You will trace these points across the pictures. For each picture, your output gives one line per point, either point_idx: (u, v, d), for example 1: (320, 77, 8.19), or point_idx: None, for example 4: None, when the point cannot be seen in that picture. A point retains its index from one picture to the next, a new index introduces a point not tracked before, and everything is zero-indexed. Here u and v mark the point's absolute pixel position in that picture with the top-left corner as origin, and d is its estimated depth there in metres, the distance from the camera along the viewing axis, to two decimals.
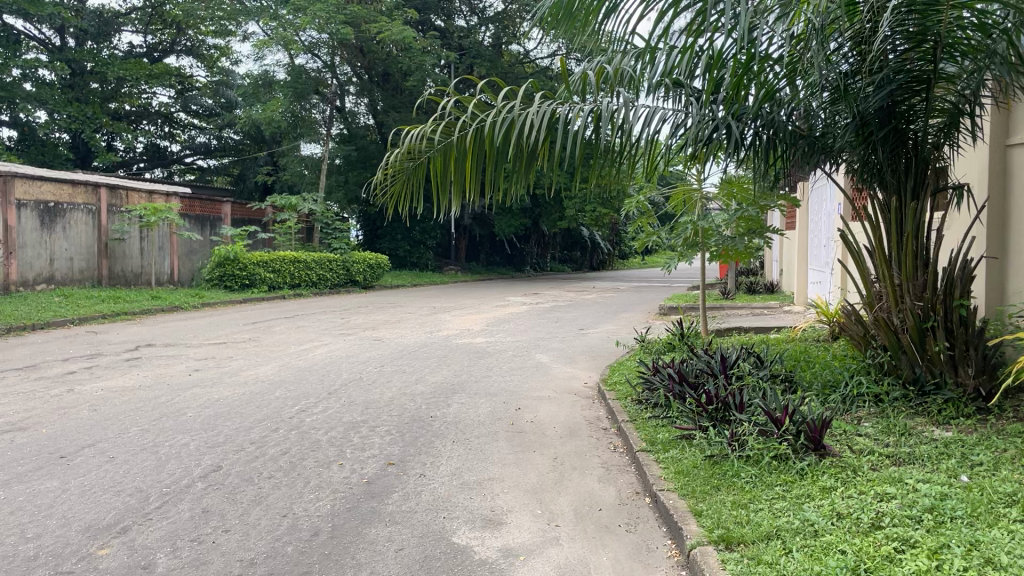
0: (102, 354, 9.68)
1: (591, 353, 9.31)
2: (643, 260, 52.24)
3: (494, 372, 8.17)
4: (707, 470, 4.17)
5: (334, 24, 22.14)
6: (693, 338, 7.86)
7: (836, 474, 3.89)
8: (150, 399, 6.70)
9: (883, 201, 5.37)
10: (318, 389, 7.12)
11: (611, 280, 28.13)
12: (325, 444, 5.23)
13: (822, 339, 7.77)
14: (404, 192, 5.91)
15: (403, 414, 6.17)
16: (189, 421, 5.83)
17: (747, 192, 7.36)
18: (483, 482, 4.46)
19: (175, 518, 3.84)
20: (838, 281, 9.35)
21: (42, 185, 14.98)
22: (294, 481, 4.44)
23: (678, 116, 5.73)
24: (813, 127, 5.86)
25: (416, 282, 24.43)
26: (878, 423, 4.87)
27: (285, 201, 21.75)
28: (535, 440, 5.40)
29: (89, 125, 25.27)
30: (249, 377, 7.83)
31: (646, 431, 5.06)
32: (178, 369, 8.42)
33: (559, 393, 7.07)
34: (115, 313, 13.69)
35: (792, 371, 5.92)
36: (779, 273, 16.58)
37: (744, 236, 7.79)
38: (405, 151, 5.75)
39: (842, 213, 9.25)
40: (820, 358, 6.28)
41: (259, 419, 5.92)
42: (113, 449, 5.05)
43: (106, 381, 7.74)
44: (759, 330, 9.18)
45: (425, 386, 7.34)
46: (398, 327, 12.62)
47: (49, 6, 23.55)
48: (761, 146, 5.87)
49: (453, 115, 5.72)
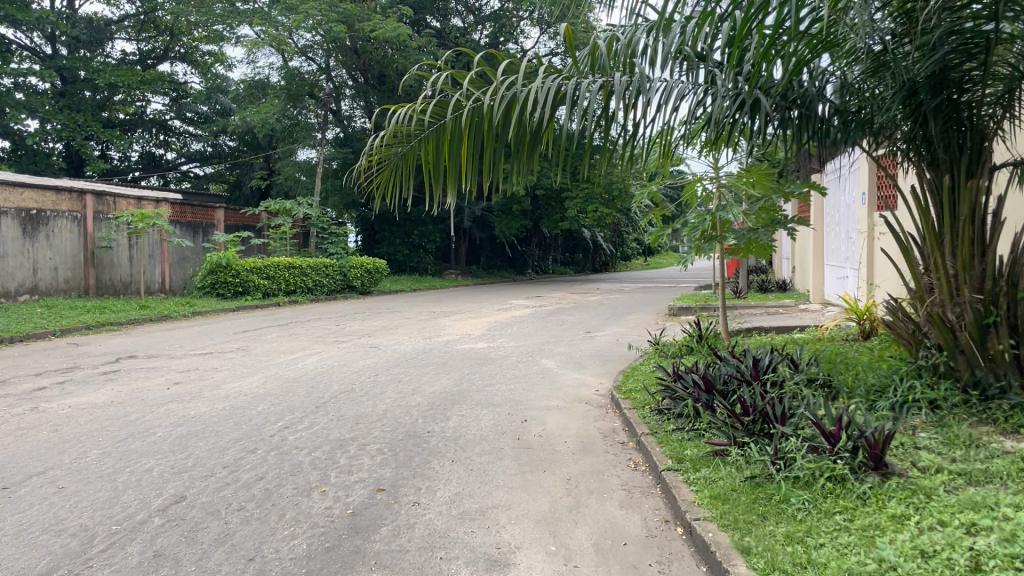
0: (79, 367, 9.09)
1: (600, 358, 8.68)
2: (646, 262, 51.62)
3: (498, 380, 7.55)
4: (749, 495, 3.56)
5: (325, 19, 21.53)
6: (713, 339, 7.27)
7: (906, 499, 3.28)
8: (119, 417, 6.10)
9: (932, 179, 4.80)
10: (305, 403, 6.51)
11: (615, 281, 27.49)
12: (306, 467, 4.61)
13: (851, 337, 7.24)
14: (390, 180, 5.38)
15: (397, 429, 5.56)
16: (157, 442, 5.22)
17: (768, 181, 6.65)
18: (487, 511, 3.85)
19: (120, 565, 3.22)
20: (864, 275, 8.80)
21: (22, 192, 14.41)
22: (267, 514, 3.82)
23: (698, 93, 5.14)
24: (848, 106, 5.21)
25: (417, 287, 23.85)
26: (937, 434, 4.23)
27: (278, 206, 20.97)
28: (545, 458, 4.77)
29: (81, 132, 24.63)
30: (233, 390, 7.24)
31: (672, 447, 4.44)
32: (156, 383, 7.80)
33: (568, 402, 6.44)
34: (100, 324, 13.09)
35: (830, 374, 5.26)
36: (791, 271, 15.98)
37: (766, 229, 6.89)
38: (391, 134, 5.19)
39: (866, 203, 8.65)
40: (860, 360, 5.62)
41: (236, 438, 5.31)
42: (66, 478, 4.44)
43: (77, 397, 7.15)
44: (780, 329, 8.57)
45: (422, 397, 6.72)
46: (395, 333, 12.01)
47: (38, 11, 22.99)
48: (792, 129, 5.28)
49: (446, 93, 5.12)
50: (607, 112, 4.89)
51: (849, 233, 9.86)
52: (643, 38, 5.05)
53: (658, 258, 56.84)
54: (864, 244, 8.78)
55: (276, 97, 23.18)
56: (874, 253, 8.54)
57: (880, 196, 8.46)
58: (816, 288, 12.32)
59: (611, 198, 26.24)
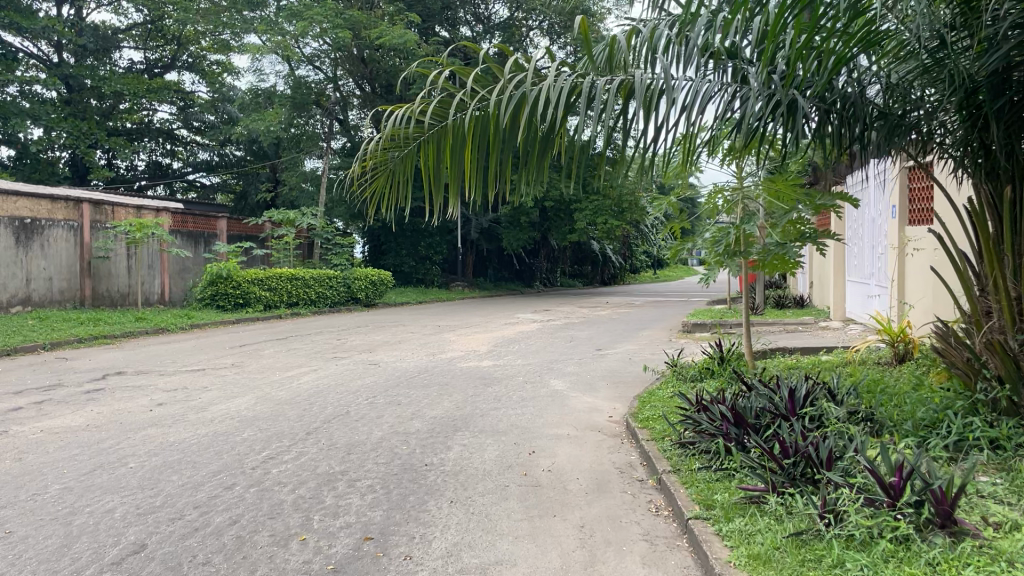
0: (61, 385, 8.59)
1: (613, 379, 8.16)
2: (656, 275, 51.21)
3: (504, 403, 7.03)
4: (796, 554, 3.04)
5: (332, 26, 21.16)
6: (736, 362, 6.78)
7: (985, 568, 2.73)
8: (90, 444, 5.60)
9: (989, 191, 4.31)
10: (295, 429, 6.01)
11: (627, 294, 26.91)
12: (288, 509, 4.11)
13: (885, 361, 6.75)
14: (386, 188, 4.91)
15: (393, 461, 5.05)
16: (127, 475, 4.73)
17: (795, 191, 6.03)
18: (488, 568, 3.34)
19: None
20: (893, 293, 8.27)
21: (16, 201, 14.05)
22: (235, 570, 3.31)
23: (727, 94, 4.62)
24: (894, 106, 4.69)
25: (421, 299, 23.41)
26: (1007, 479, 3.67)
27: (282, 216, 20.61)
28: (555, 500, 4.25)
29: (85, 140, 24.22)
30: (220, 413, 6.73)
31: (700, 491, 3.93)
32: (140, 403, 7.32)
33: (580, 430, 5.92)
34: (92, 337, 12.62)
35: (872, 405, 4.73)
36: (808, 287, 15.49)
37: (795, 243, 6.37)
38: (388, 137, 4.72)
39: (897, 215, 8.16)
40: (903, 390, 5.07)
41: (214, 471, 4.82)
42: (17, 519, 3.96)
43: (53, 419, 6.65)
44: (805, 350, 8.07)
45: (421, 423, 6.21)
46: (397, 349, 11.51)
47: (43, 19, 22.66)
48: (829, 135, 4.76)
49: (447, 92, 4.64)
50: (626, 115, 4.40)
51: (876, 248, 9.38)
52: (667, 32, 4.55)
53: (666, 271, 56.47)
54: (894, 258, 8.26)
55: (282, 105, 23.10)
56: (906, 268, 8.03)
57: (913, 209, 7.95)
58: (837, 304, 11.81)
59: (621, 210, 25.82)
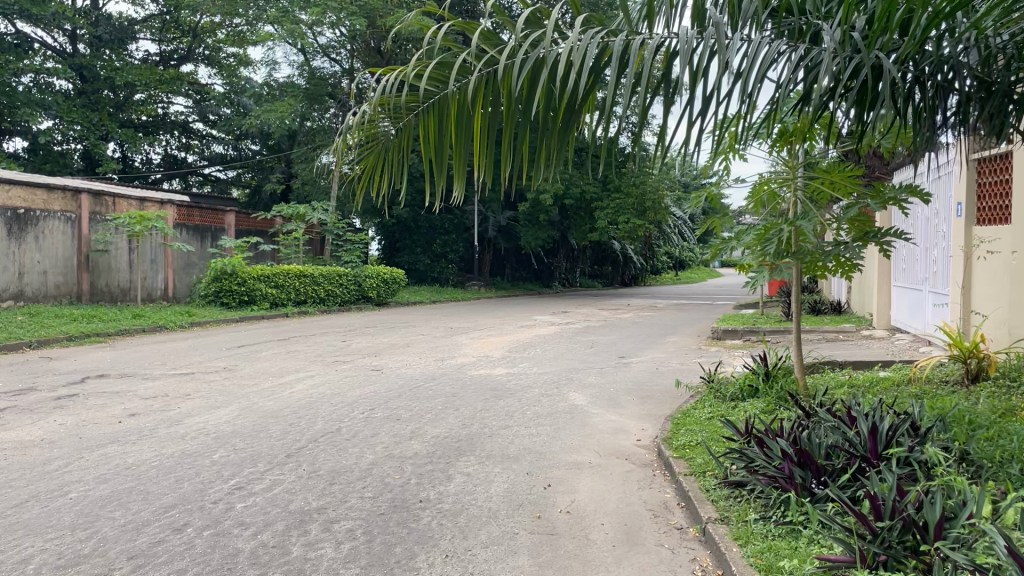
0: (34, 389, 7.84)
1: (640, 394, 7.31)
2: (675, 276, 50.20)
3: (516, 420, 6.20)
4: None
5: (346, 15, 20.49)
6: (782, 377, 5.97)
7: None
8: (34, 465, 4.82)
9: None
10: (275, 450, 5.21)
11: (649, 296, 25.88)
12: (242, 564, 3.30)
13: (952, 380, 5.86)
14: (378, 170, 4.09)
15: (381, 496, 4.23)
16: (61, 511, 3.94)
17: (849, 180, 5.32)
18: None
19: None
20: (959, 305, 7.34)
21: (8, 189, 13.32)
22: None
23: (796, 54, 3.67)
24: (990, 71, 3.89)
25: (437, 300, 22.51)
26: None
27: (292, 210, 19.71)
28: (574, 556, 3.42)
29: (96, 131, 23.52)
30: (194, 428, 5.93)
31: (761, 554, 3.08)
32: (111, 413, 6.55)
33: (603, 457, 5.08)
34: (82, 334, 11.91)
35: (964, 441, 3.84)
36: (845, 292, 14.52)
37: (859, 242, 5.30)
38: (378, 106, 3.86)
39: (963, 215, 7.26)
40: (1004, 424, 4.17)
41: (166, 506, 4.02)
42: None
43: (8, 431, 5.89)
44: (857, 363, 7.23)
45: (420, 444, 5.39)
46: (404, 352, 10.72)
47: (54, 5, 21.98)
48: (918, 112, 3.88)
49: (447, 51, 3.76)
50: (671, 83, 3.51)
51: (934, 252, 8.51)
52: None
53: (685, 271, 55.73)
54: (959, 262, 7.37)
55: (295, 97, 22.65)
56: (973, 273, 7.13)
57: (982, 208, 7.07)
58: (881, 311, 10.90)
59: (642, 210, 24.93)
